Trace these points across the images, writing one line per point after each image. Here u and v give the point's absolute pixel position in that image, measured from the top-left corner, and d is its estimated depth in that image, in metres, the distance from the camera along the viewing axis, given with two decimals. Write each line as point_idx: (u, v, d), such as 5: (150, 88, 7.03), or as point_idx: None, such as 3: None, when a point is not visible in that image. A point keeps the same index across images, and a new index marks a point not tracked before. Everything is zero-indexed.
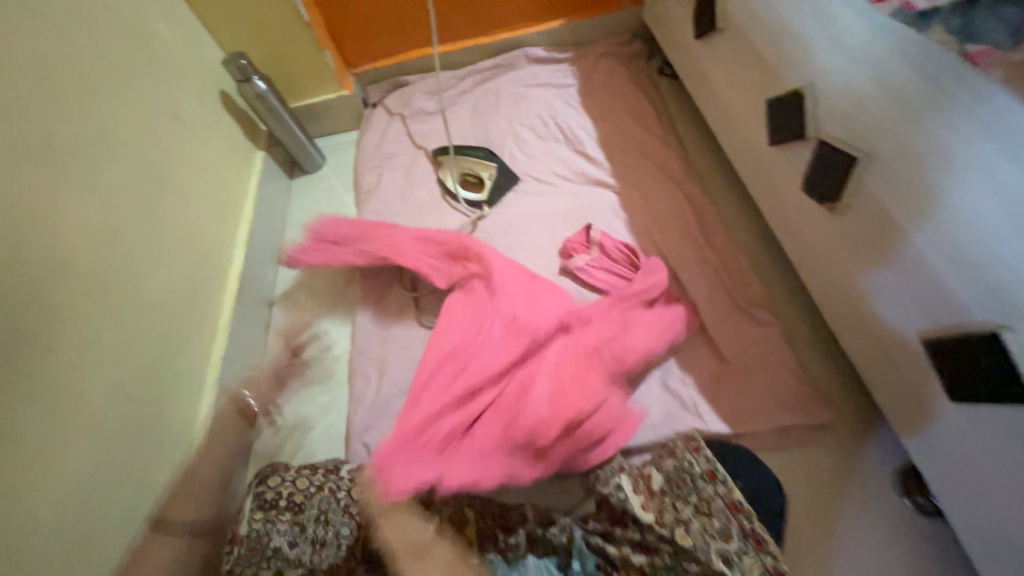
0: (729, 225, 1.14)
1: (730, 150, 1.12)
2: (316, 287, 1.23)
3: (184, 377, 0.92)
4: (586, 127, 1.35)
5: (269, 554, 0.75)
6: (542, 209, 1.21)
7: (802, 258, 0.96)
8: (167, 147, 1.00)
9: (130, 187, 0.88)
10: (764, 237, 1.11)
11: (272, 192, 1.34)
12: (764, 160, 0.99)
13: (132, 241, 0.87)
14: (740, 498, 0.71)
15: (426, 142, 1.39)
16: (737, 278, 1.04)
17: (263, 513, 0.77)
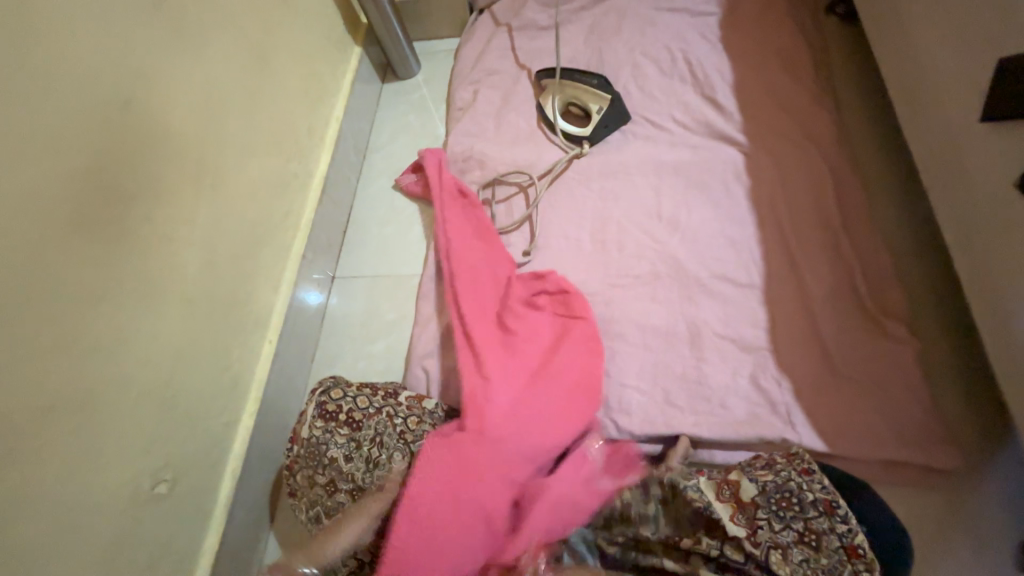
0: (878, 216, 0.94)
1: (908, 121, 0.89)
2: (395, 204, 1.19)
3: (265, 270, 0.93)
4: (722, 68, 1.13)
5: (326, 462, 0.76)
6: (651, 158, 1.06)
7: (973, 273, 0.77)
8: (269, 26, 0.94)
9: (231, 63, 0.84)
10: (918, 238, 0.91)
11: (364, 94, 1.27)
12: (960, 140, 0.78)
13: (229, 123, 0.84)
14: (864, 544, 0.61)
15: (531, 62, 1.24)
16: (872, 281, 0.87)
17: (324, 423, 0.78)
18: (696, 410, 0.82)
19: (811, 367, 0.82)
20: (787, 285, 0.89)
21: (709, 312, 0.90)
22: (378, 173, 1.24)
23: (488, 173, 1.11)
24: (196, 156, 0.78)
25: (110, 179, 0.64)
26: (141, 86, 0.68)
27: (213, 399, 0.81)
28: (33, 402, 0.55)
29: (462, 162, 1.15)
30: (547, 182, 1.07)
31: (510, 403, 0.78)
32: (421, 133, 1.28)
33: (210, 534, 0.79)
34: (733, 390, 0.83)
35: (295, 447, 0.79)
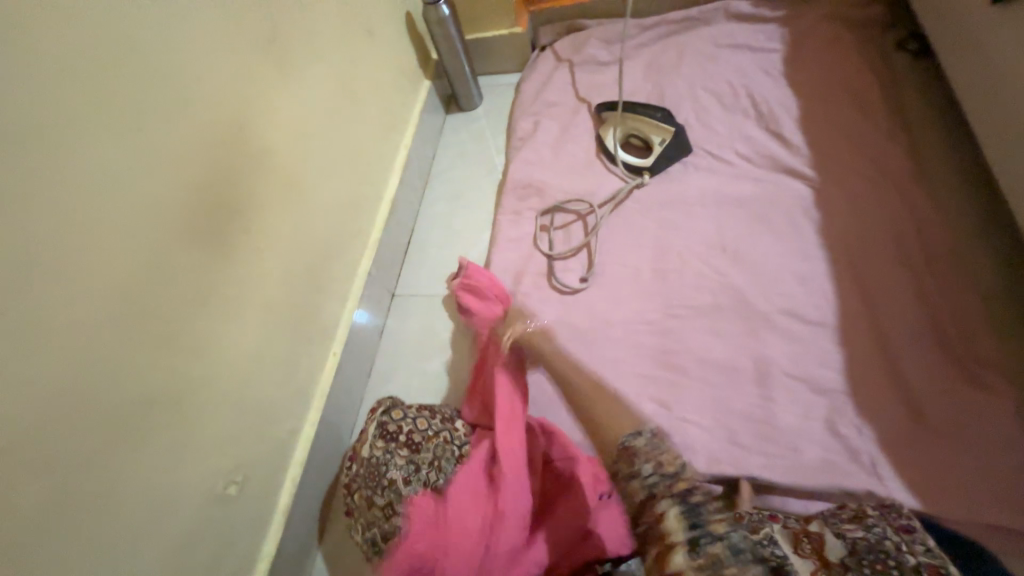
0: (965, 257, 0.88)
1: (998, 158, 0.85)
2: (455, 226, 1.23)
3: (335, 284, 0.98)
4: (786, 103, 1.13)
5: (384, 484, 0.77)
6: (713, 190, 1.05)
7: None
8: (355, 62, 1.02)
9: (323, 94, 0.93)
10: (1014, 282, 0.85)
11: (429, 124, 1.35)
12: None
13: (316, 147, 0.91)
14: None
15: (592, 95, 1.28)
16: (962, 326, 0.81)
17: (384, 444, 0.81)
18: (765, 452, 0.78)
19: (896, 415, 0.77)
20: (863, 325, 0.85)
21: (777, 349, 0.86)
22: (439, 197, 1.29)
23: (547, 200, 1.14)
24: (288, 177, 0.85)
25: (219, 194, 0.71)
26: (251, 112, 0.76)
27: (281, 406, 0.84)
28: (134, 397, 0.60)
29: (522, 188, 1.18)
30: (607, 209, 1.08)
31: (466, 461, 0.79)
32: (481, 161, 1.33)
33: (268, 539, 0.81)
34: (806, 434, 0.78)
35: (354, 467, 0.82)
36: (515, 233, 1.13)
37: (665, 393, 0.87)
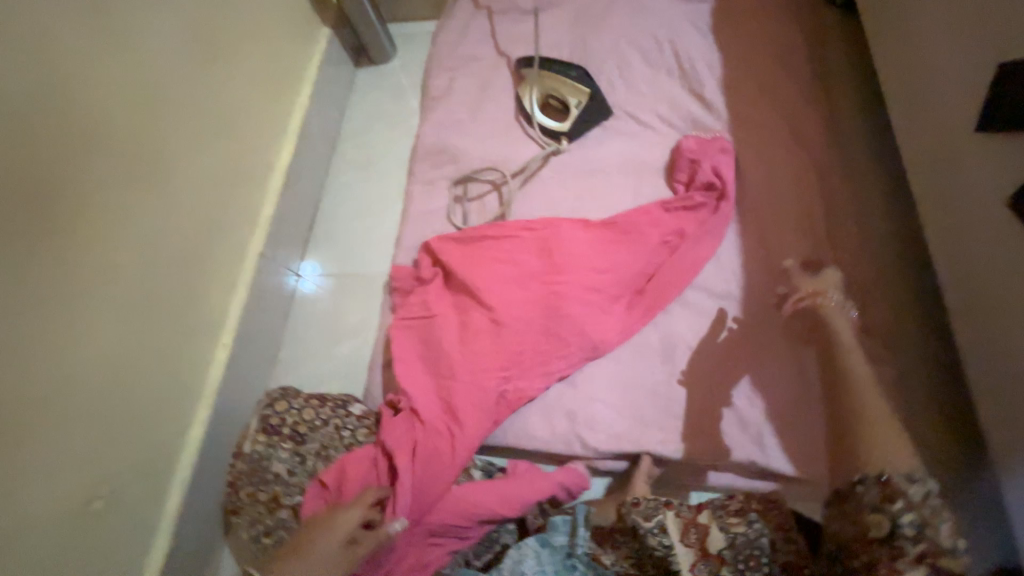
0: (866, 226, 0.89)
1: (899, 122, 0.84)
2: (366, 198, 1.14)
3: (219, 269, 0.88)
4: (710, 60, 1.07)
5: (269, 477, 0.79)
6: (632, 158, 1.00)
7: (956, 289, 0.73)
8: (219, 5, 0.87)
9: (174, 51, 0.79)
10: (904, 249, 0.87)
11: (334, 79, 1.20)
12: (953, 147, 0.73)
13: (173, 112, 0.79)
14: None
15: (512, 48, 1.17)
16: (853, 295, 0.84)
17: (267, 438, 0.82)
18: (664, 426, 0.79)
19: (787, 386, 0.79)
20: (765, 296, 0.86)
21: (683, 323, 0.86)
22: (349, 165, 1.18)
23: (462, 169, 1.06)
24: (137, 153, 0.73)
25: (30, 179, 0.60)
26: (64, 76, 0.63)
27: (160, 410, 0.77)
28: None
29: (436, 156, 1.09)
30: (520, 182, 1.02)
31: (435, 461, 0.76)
32: (395, 123, 1.22)
33: (158, 549, 0.76)
34: (703, 406, 0.80)
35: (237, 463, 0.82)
36: (428, 206, 1.05)
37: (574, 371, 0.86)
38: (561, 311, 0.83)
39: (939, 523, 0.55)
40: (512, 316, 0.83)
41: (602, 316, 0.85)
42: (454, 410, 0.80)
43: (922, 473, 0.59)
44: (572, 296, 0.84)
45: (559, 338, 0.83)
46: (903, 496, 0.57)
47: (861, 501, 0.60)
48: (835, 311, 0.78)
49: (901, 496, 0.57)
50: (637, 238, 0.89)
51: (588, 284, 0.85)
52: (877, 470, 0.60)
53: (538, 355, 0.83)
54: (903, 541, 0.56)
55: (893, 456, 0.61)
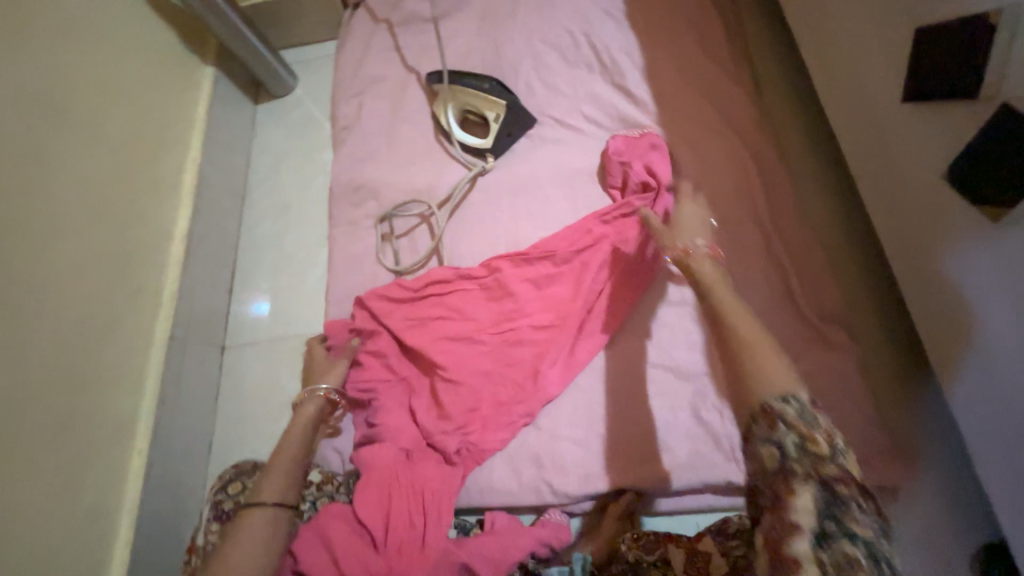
0: (808, 206, 0.86)
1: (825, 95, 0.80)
2: (286, 249, 1.03)
3: (118, 367, 0.77)
4: (629, 48, 1.01)
5: None
6: (562, 166, 0.94)
7: (907, 267, 0.70)
8: (59, 66, 0.75)
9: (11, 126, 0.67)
10: (852, 224, 0.84)
11: (230, 122, 1.08)
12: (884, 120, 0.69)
13: (20, 202, 0.67)
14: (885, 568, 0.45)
15: (420, 62, 1.08)
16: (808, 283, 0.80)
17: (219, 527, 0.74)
18: (637, 456, 0.74)
19: None
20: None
21: (642, 339, 0.81)
22: (263, 214, 1.07)
23: (384, 203, 0.97)
24: None
25: None
26: None
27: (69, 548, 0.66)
28: None
29: (354, 193, 0.99)
30: (449, 212, 0.94)
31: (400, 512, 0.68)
32: (307, 160, 1.11)
33: None
34: (674, 427, 0.75)
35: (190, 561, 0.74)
36: (354, 249, 0.96)
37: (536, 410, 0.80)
38: (515, 358, 0.80)
39: (818, 426, 0.50)
40: (468, 371, 0.79)
41: (556, 352, 0.80)
42: (418, 463, 0.74)
43: (791, 385, 0.53)
44: (528, 340, 0.81)
45: (519, 385, 0.79)
46: (786, 416, 0.51)
47: (754, 437, 0.52)
48: (705, 261, 0.68)
49: (785, 421, 0.51)
50: (579, 261, 0.84)
51: (540, 325, 0.81)
52: (760, 397, 0.53)
53: (498, 410, 0.78)
54: (791, 465, 0.49)
55: (780, 374, 0.53)
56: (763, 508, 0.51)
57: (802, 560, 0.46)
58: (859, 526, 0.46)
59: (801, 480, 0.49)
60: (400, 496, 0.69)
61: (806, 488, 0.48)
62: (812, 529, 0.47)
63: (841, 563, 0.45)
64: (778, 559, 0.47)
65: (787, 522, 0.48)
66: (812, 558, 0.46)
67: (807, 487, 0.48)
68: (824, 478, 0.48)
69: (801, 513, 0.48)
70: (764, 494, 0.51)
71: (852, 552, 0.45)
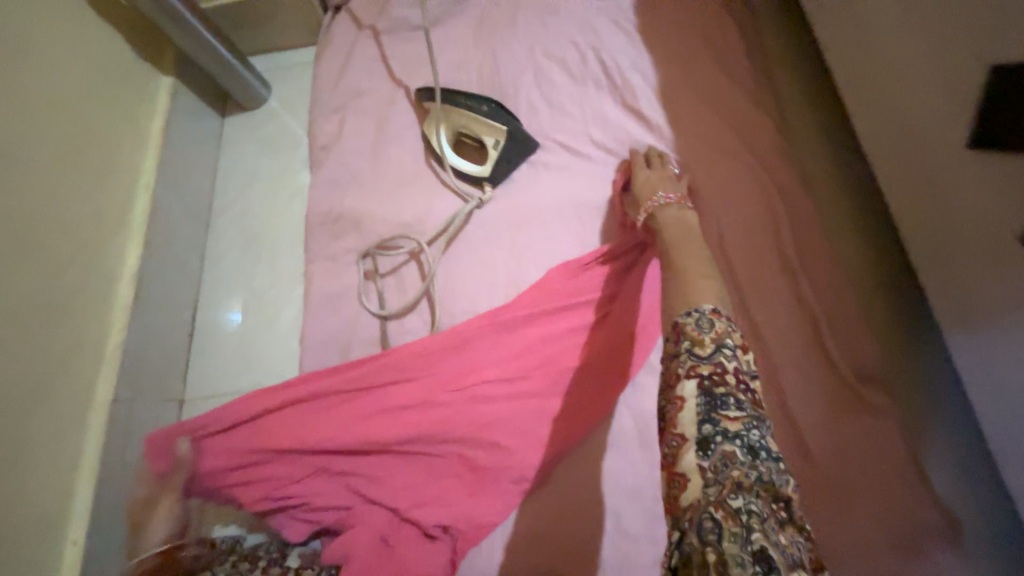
0: (842, 248, 0.78)
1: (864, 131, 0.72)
2: (256, 285, 0.91)
3: (48, 441, 0.65)
4: (641, 66, 0.91)
5: None
6: (568, 197, 0.84)
7: (960, 332, 0.63)
8: None
9: None
10: (888, 272, 0.76)
11: (191, 139, 0.96)
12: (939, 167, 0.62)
13: None
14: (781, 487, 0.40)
15: (409, 75, 0.97)
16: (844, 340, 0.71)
17: None
18: (655, 539, 0.65)
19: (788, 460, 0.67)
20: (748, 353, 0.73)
21: (659, 399, 0.72)
22: (230, 243, 0.95)
23: (368, 236, 0.86)
24: None
25: None
26: None
27: None
28: None
29: (334, 222, 0.88)
30: (441, 246, 0.83)
31: None
32: (281, 182, 0.99)
33: None
34: None
35: None
36: (333, 288, 0.85)
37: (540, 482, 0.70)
38: (493, 419, 0.70)
39: (712, 329, 0.47)
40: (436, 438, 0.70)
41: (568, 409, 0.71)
42: (396, 546, 0.64)
43: (698, 299, 0.51)
44: (509, 395, 0.71)
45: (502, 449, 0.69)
46: (681, 323, 0.49)
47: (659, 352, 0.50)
48: (669, 211, 0.69)
49: (684, 332, 0.48)
50: (590, 305, 0.76)
51: (537, 380, 0.72)
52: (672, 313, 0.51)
53: (484, 476, 0.68)
54: (678, 370, 0.46)
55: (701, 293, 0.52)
56: (658, 423, 0.47)
57: (687, 470, 0.41)
58: (732, 420, 0.42)
59: (687, 380, 0.45)
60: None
61: (694, 387, 0.45)
62: (694, 437, 0.42)
63: (720, 466, 0.40)
64: (670, 473, 0.43)
65: (671, 429, 0.44)
66: (696, 469, 0.41)
67: (692, 383, 0.45)
68: (706, 375, 0.45)
69: (686, 422, 0.43)
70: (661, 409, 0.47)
71: (730, 451, 0.41)
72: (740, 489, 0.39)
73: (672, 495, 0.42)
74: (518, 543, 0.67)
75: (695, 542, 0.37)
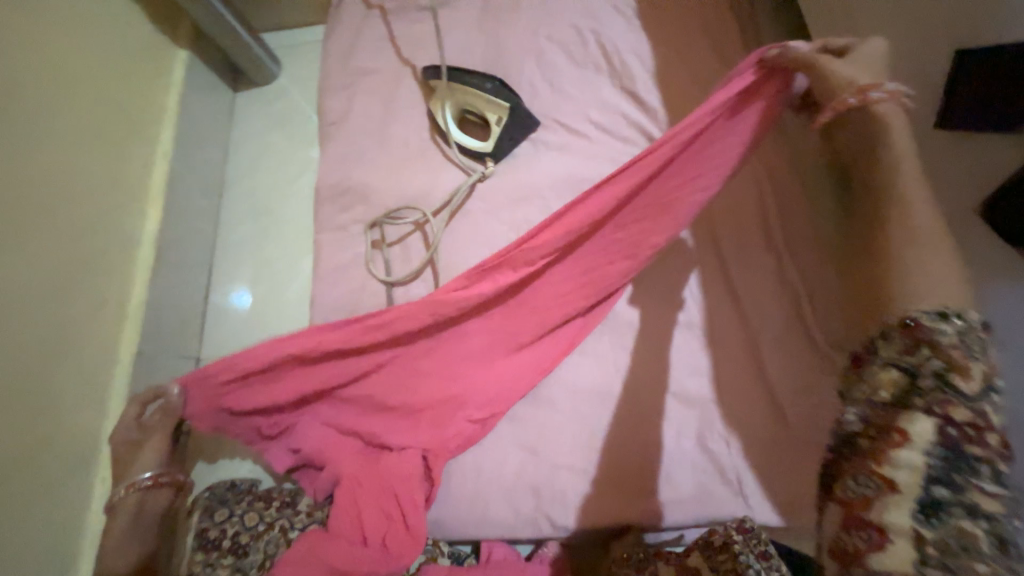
0: None
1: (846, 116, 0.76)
2: (267, 254, 0.96)
3: (76, 390, 0.70)
4: (640, 50, 0.95)
5: None
6: (566, 174, 0.88)
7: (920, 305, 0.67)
8: (7, 53, 0.66)
9: None
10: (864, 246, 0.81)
11: (205, 113, 0.99)
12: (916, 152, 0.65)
13: None
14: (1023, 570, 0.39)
15: (416, 54, 1.00)
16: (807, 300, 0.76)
17: (204, 556, 0.67)
18: (638, 489, 0.71)
19: (763, 421, 0.72)
20: (730, 323, 0.78)
21: (646, 364, 0.77)
22: (241, 214, 0.99)
23: (375, 208, 0.90)
24: None
25: None
26: None
27: None
28: None
29: (343, 195, 0.92)
30: (445, 218, 0.88)
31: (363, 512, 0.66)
32: (291, 157, 1.03)
33: None
34: (678, 458, 0.72)
35: None
36: (342, 257, 0.89)
37: (533, 436, 0.76)
38: (476, 343, 0.75)
39: (986, 358, 0.43)
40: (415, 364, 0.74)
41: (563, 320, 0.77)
42: (390, 462, 0.71)
43: (962, 305, 0.45)
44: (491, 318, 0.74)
45: (477, 370, 0.75)
46: (933, 340, 0.44)
47: (875, 357, 0.48)
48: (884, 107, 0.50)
49: (932, 341, 0.44)
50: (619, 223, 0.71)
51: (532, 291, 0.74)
52: (897, 311, 0.47)
53: (460, 396, 0.74)
54: (913, 403, 0.44)
55: (928, 284, 0.46)
56: (852, 450, 0.47)
57: (894, 530, 0.42)
58: (988, 496, 0.40)
59: (922, 416, 0.43)
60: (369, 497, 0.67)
61: (927, 429, 0.42)
62: (917, 493, 0.42)
63: (952, 538, 0.40)
64: (853, 518, 0.45)
65: (873, 466, 0.44)
66: (909, 530, 0.41)
67: (930, 422, 0.42)
68: (953, 421, 0.42)
69: (908, 468, 0.43)
70: (870, 433, 0.46)
71: (967, 528, 0.40)
72: (966, 554, 0.39)
73: (853, 548, 0.44)
74: (512, 491, 0.73)
75: (858, 556, 0.44)
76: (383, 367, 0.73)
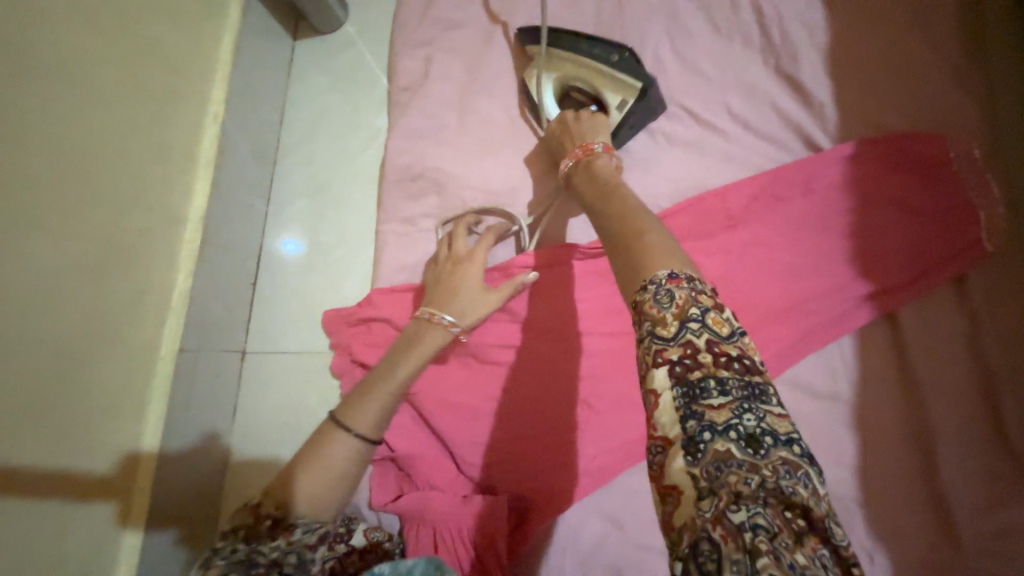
0: None
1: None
2: (322, 240, 0.84)
3: (119, 392, 0.63)
4: (808, 19, 0.72)
5: None
6: (691, 182, 0.70)
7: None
8: None
9: None
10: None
11: (261, 67, 0.85)
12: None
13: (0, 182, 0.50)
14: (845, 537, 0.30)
15: (512, 8, 0.81)
16: (1002, 356, 0.58)
17: None
18: None
19: (927, 541, 0.56)
20: (888, 382, 0.61)
21: None
22: (297, 189, 0.87)
23: (450, 200, 0.76)
24: None
25: None
26: None
27: None
28: None
29: (412, 180, 0.78)
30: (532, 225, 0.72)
31: (440, 540, 0.61)
32: (353, 125, 0.88)
33: None
34: None
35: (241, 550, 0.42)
36: (408, 255, 0.75)
37: (620, 504, 0.63)
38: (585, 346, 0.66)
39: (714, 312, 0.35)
40: (544, 372, 0.66)
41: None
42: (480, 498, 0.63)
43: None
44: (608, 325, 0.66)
45: (617, 409, 0.64)
46: (640, 301, 0.36)
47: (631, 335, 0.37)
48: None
49: (644, 307, 0.36)
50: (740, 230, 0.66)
51: None
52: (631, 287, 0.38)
53: (561, 431, 0.64)
54: (645, 356, 0.36)
55: (661, 249, 0.39)
56: None
57: (680, 483, 0.32)
58: (717, 411, 0.32)
59: (660, 366, 0.34)
60: (452, 535, 0.61)
61: (665, 375, 0.34)
62: (677, 436, 0.33)
63: (715, 487, 0.30)
64: (659, 484, 0.33)
65: (652, 429, 0.34)
66: (688, 480, 0.31)
67: (665, 371, 0.34)
68: (690, 358, 0.34)
69: (665, 421, 0.33)
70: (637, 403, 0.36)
71: (724, 450, 0.31)
72: (765, 532, 0.28)
73: (666, 513, 0.32)
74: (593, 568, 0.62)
75: None
76: (495, 360, 0.67)
